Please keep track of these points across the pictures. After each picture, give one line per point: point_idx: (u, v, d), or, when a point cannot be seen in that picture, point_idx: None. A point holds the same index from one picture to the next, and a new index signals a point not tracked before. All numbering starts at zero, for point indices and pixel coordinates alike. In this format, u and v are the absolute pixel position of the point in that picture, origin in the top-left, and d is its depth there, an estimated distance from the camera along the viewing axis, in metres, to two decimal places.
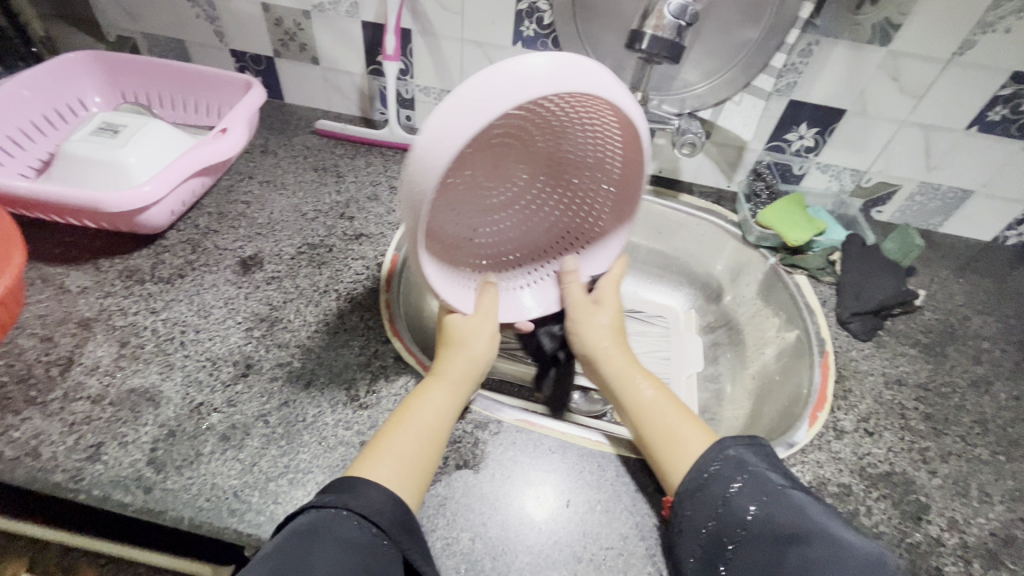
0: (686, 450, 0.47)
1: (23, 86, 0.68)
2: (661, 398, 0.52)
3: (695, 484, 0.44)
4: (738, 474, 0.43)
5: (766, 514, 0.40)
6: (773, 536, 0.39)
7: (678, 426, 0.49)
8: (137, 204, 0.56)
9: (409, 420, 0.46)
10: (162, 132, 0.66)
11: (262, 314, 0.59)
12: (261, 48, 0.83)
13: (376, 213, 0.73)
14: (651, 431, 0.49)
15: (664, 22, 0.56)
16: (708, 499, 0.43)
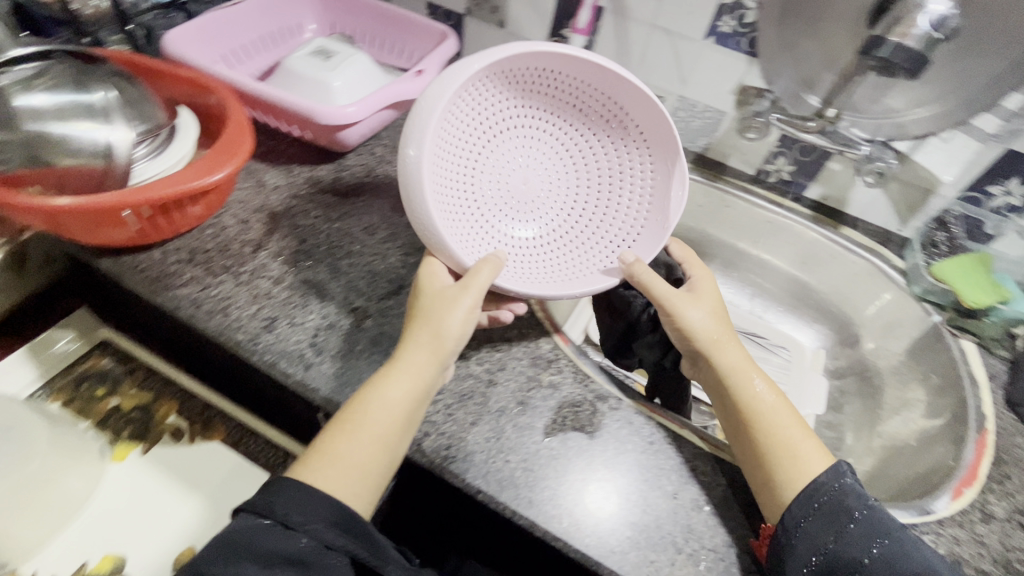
0: (807, 469, 0.44)
1: (261, 4, 0.77)
2: (774, 408, 0.47)
3: (814, 505, 0.42)
4: (857, 506, 0.42)
5: (883, 553, 0.40)
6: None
7: (799, 443, 0.45)
8: (343, 120, 0.62)
9: (365, 412, 0.45)
10: (366, 64, 0.72)
11: (418, 245, 0.63)
12: (456, 6, 0.88)
13: None
14: (765, 447, 0.45)
15: (912, 32, 0.52)
16: (824, 530, 0.41)
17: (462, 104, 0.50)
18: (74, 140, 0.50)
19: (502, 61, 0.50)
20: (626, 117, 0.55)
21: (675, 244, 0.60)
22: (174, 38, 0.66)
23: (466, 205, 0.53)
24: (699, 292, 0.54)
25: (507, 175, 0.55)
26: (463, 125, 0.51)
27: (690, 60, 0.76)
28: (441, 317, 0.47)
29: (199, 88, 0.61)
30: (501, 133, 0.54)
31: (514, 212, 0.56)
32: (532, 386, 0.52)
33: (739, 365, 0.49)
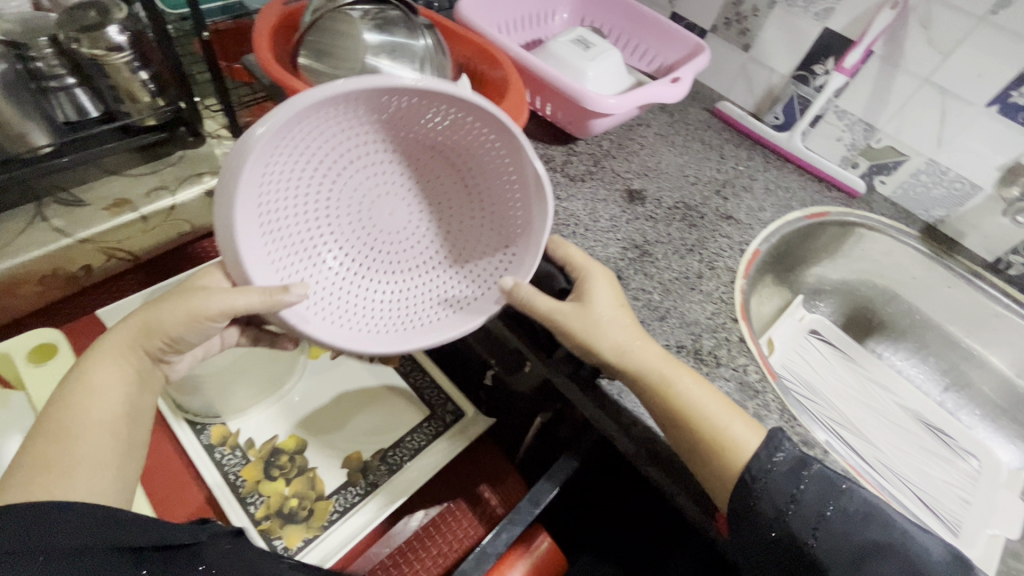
0: (738, 456, 0.43)
1: None
2: (689, 399, 0.46)
3: (757, 479, 0.42)
4: (799, 468, 0.41)
5: (830, 507, 0.39)
6: (851, 522, 0.38)
7: (725, 429, 0.45)
8: (616, 110, 0.65)
9: (66, 409, 0.39)
10: (619, 61, 0.75)
11: (636, 242, 0.64)
12: (702, 20, 0.89)
13: (748, 204, 0.73)
14: (698, 444, 0.45)
15: None
16: (772, 498, 0.41)
17: (328, 117, 0.42)
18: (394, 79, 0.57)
19: (381, 101, 0.42)
20: (488, 167, 0.50)
21: (555, 244, 0.55)
22: (467, 4, 0.72)
23: (291, 227, 0.45)
24: (591, 296, 0.50)
25: (356, 208, 0.50)
26: (301, 159, 0.43)
27: (958, 124, 0.70)
28: (149, 311, 0.43)
29: (484, 54, 0.65)
30: (349, 161, 0.47)
31: (341, 236, 0.50)
32: None
33: (645, 366, 0.48)
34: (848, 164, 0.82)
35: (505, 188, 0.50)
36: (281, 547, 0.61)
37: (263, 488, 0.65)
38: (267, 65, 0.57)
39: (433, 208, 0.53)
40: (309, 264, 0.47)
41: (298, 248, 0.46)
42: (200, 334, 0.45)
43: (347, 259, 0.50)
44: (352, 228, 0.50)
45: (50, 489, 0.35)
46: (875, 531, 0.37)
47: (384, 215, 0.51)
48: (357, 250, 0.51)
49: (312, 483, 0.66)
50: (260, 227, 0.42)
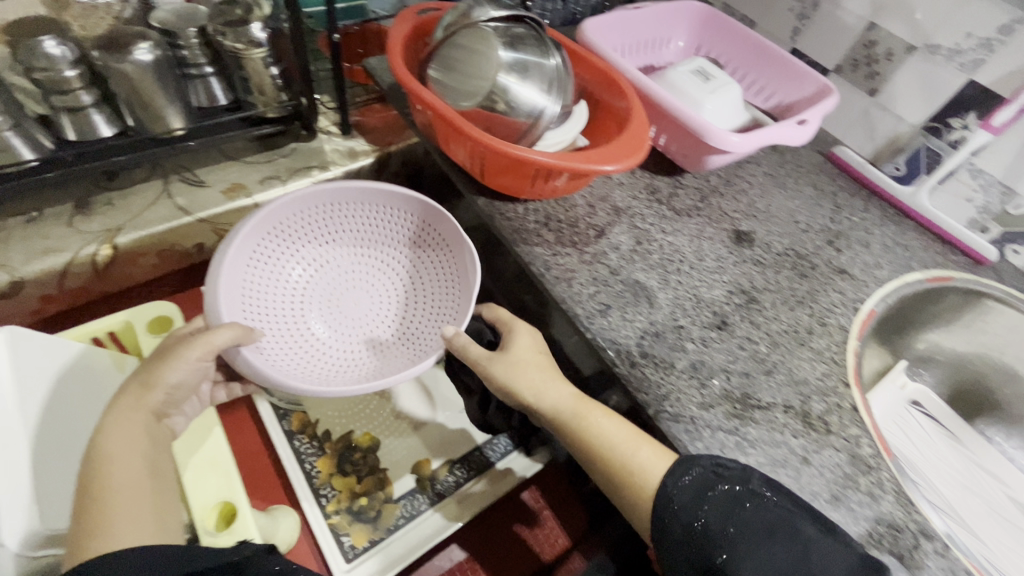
0: (642, 477, 0.47)
1: (656, 11, 0.80)
2: (599, 435, 0.50)
3: (665, 502, 0.45)
4: (706, 490, 0.44)
5: (734, 523, 0.42)
6: (758, 534, 0.41)
7: (631, 456, 0.48)
8: (734, 151, 0.62)
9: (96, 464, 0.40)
10: (737, 97, 0.72)
11: (743, 287, 0.61)
12: (826, 59, 0.85)
13: (863, 260, 0.69)
14: (614, 477, 0.48)
15: None
16: (680, 513, 0.44)
17: (362, 228, 0.69)
18: (521, 99, 0.57)
19: (345, 203, 0.66)
20: (433, 275, 0.69)
21: (490, 308, 0.64)
22: (590, 27, 0.71)
23: (264, 300, 0.63)
24: (510, 343, 0.58)
25: (326, 297, 0.69)
26: (303, 245, 0.67)
27: None
28: (157, 368, 0.45)
29: (604, 78, 0.64)
30: (331, 263, 0.70)
31: (308, 313, 0.67)
32: (848, 485, 0.48)
33: (555, 406, 0.53)
34: (976, 228, 0.75)
35: (440, 267, 0.68)
36: (348, 545, 0.62)
37: (335, 482, 0.66)
38: (400, 75, 0.58)
39: (382, 302, 0.70)
40: (261, 328, 0.61)
41: (263, 317, 0.63)
42: (190, 384, 0.48)
43: (297, 325, 0.66)
44: (308, 306, 0.67)
45: (91, 548, 0.36)
46: (780, 548, 0.40)
47: (342, 301, 0.69)
48: (313, 322, 0.67)
49: (382, 484, 0.67)
50: (237, 278, 0.60)
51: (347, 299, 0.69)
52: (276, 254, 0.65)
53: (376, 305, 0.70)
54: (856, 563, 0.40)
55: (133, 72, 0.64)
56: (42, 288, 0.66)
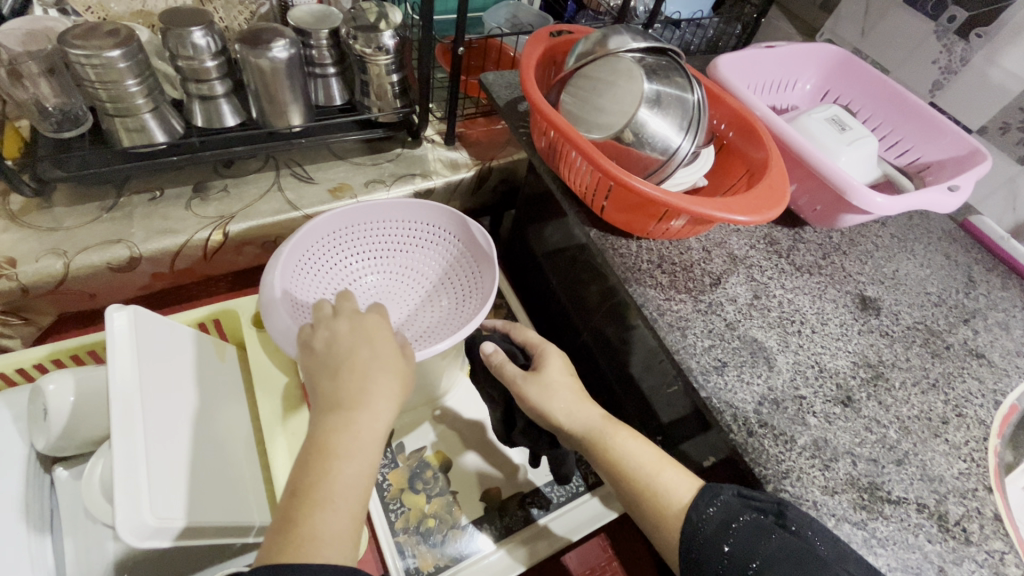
0: (665, 500, 0.45)
1: (789, 52, 0.76)
2: (630, 456, 0.48)
3: (689, 529, 0.43)
4: (730, 521, 0.42)
5: (762, 554, 0.39)
6: (785, 567, 0.38)
7: (655, 477, 0.47)
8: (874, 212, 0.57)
9: (343, 451, 0.40)
10: (874, 150, 0.67)
11: (870, 360, 0.56)
12: (970, 119, 0.78)
13: (1004, 346, 0.62)
14: (638, 497, 0.46)
15: None
16: (705, 545, 0.41)
17: (437, 257, 0.70)
18: (655, 133, 0.55)
19: (431, 224, 0.68)
20: (468, 312, 0.63)
21: (513, 333, 0.62)
22: (724, 64, 0.68)
23: (314, 276, 0.64)
24: (542, 365, 0.56)
25: (373, 297, 0.68)
26: (380, 245, 0.69)
27: None
28: (390, 377, 0.44)
29: (740, 121, 0.61)
30: (367, 281, 0.68)
31: (347, 298, 0.66)
32: None
33: (583, 430, 0.51)
34: None
35: (471, 270, 0.67)
36: (413, 567, 0.61)
37: (405, 498, 0.66)
38: (535, 99, 0.57)
39: (408, 323, 0.66)
40: (297, 290, 0.61)
41: (305, 285, 0.62)
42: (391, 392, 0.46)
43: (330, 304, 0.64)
44: (347, 298, 0.66)
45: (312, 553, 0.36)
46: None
47: (378, 307, 0.67)
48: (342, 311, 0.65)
49: (451, 507, 0.66)
50: (314, 242, 0.63)
51: (384, 309, 0.67)
52: (356, 242, 0.68)
53: (402, 323, 0.66)
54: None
55: (268, 67, 0.65)
56: (156, 265, 0.68)
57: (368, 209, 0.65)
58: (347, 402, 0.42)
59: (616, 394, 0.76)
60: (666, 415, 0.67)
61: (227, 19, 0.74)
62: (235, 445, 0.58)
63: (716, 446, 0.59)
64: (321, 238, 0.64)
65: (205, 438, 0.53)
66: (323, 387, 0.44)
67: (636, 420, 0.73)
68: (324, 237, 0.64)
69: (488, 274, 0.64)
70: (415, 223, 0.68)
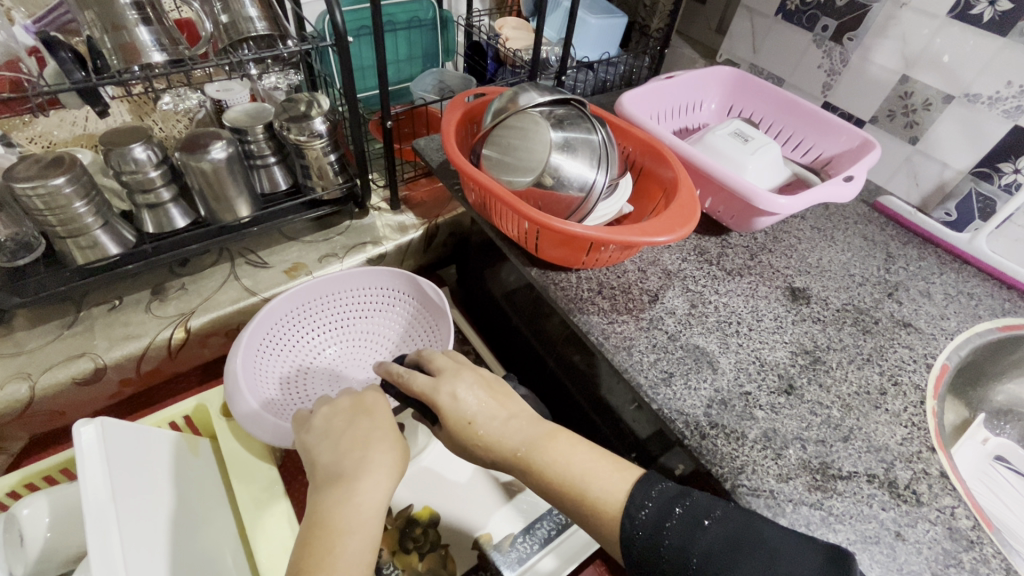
0: (603, 504, 0.46)
1: (687, 80, 0.83)
2: (560, 465, 0.48)
3: (628, 535, 0.44)
4: (663, 519, 0.44)
5: (698, 550, 0.42)
6: (722, 552, 0.41)
7: (589, 487, 0.47)
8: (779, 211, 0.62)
9: (343, 525, 0.42)
10: (776, 155, 0.73)
11: (806, 347, 0.60)
12: (861, 111, 0.86)
13: (928, 311, 0.67)
14: (576, 511, 0.47)
15: None
16: (645, 548, 0.43)
17: (394, 316, 0.73)
18: (570, 173, 0.60)
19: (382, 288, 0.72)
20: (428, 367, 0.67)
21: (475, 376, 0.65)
22: (627, 99, 0.74)
23: (276, 356, 0.67)
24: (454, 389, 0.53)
25: (336, 365, 0.71)
26: (338, 314, 0.72)
27: None
28: (380, 445, 0.48)
29: (649, 149, 0.67)
30: (327, 354, 0.71)
31: (311, 372, 0.69)
32: (951, 563, 0.45)
33: (519, 449, 0.50)
34: None
35: (428, 325, 0.70)
36: None
37: (398, 560, 0.66)
38: (456, 159, 0.61)
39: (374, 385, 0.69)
40: (260, 374, 0.64)
41: (268, 367, 0.65)
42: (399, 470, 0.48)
43: (294, 380, 0.67)
44: (310, 372, 0.69)
45: None
46: (747, 561, 0.40)
47: (342, 374, 0.70)
48: (307, 385, 0.68)
49: (444, 562, 0.66)
50: (271, 323, 0.66)
51: (348, 376, 0.70)
52: (314, 315, 0.70)
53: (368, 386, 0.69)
54: (825, 560, 0.40)
55: (209, 169, 0.69)
56: (122, 372, 0.69)
57: (320, 285, 0.68)
58: (348, 473, 0.46)
59: (590, 419, 0.78)
60: (637, 430, 0.69)
61: (167, 129, 0.79)
62: (217, 542, 0.59)
63: (684, 455, 0.62)
64: (272, 327, 0.66)
65: (183, 539, 0.54)
66: (324, 461, 0.48)
67: (613, 441, 0.75)
68: (282, 316, 0.67)
69: (442, 327, 0.67)
70: (369, 288, 0.72)
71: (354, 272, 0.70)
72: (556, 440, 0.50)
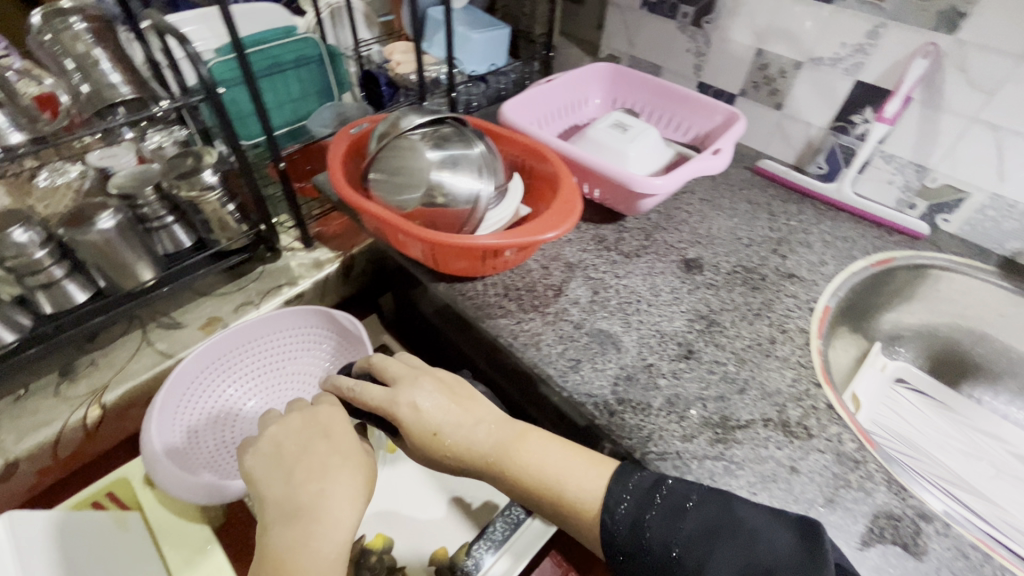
0: (576, 500, 0.48)
1: (567, 80, 0.87)
2: (534, 466, 0.50)
3: (608, 533, 0.46)
4: (642, 514, 0.45)
5: (679, 542, 0.43)
6: (701, 540, 0.42)
7: (563, 485, 0.49)
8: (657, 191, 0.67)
9: (302, 570, 0.43)
10: (655, 139, 0.78)
11: (701, 312, 0.65)
12: (730, 86, 0.93)
13: (809, 260, 0.73)
14: (553, 510, 0.49)
15: None
16: (625, 541, 0.45)
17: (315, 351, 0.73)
18: (454, 188, 0.62)
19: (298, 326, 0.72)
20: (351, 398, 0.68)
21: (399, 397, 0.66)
22: (509, 107, 0.78)
23: (197, 410, 0.66)
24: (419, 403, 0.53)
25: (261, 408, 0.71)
26: (257, 358, 0.71)
27: (1017, 157, 0.69)
28: (341, 478, 0.49)
29: (532, 152, 0.70)
30: (251, 404, 0.71)
31: (236, 418, 0.69)
32: (840, 485, 0.49)
33: (490, 454, 0.52)
34: (904, 205, 0.81)
35: (348, 357, 0.71)
36: None
37: None
38: (343, 191, 0.63)
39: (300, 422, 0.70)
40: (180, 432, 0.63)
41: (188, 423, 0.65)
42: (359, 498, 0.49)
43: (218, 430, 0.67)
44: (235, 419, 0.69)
45: None
46: (728, 545, 0.42)
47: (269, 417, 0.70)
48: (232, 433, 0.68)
49: None
50: (187, 379, 0.65)
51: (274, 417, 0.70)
52: (233, 363, 0.70)
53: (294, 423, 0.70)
54: (797, 536, 0.41)
55: (100, 240, 0.68)
56: (37, 462, 0.67)
57: (234, 333, 0.68)
58: (306, 507, 0.47)
59: (529, 416, 0.81)
60: (569, 419, 0.72)
61: None
62: None
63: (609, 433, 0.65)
64: (185, 392, 0.65)
65: None
66: (280, 496, 0.48)
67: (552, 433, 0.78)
68: (197, 369, 0.66)
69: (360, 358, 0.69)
70: (285, 328, 0.72)
71: (267, 315, 0.69)
72: (525, 441, 0.52)
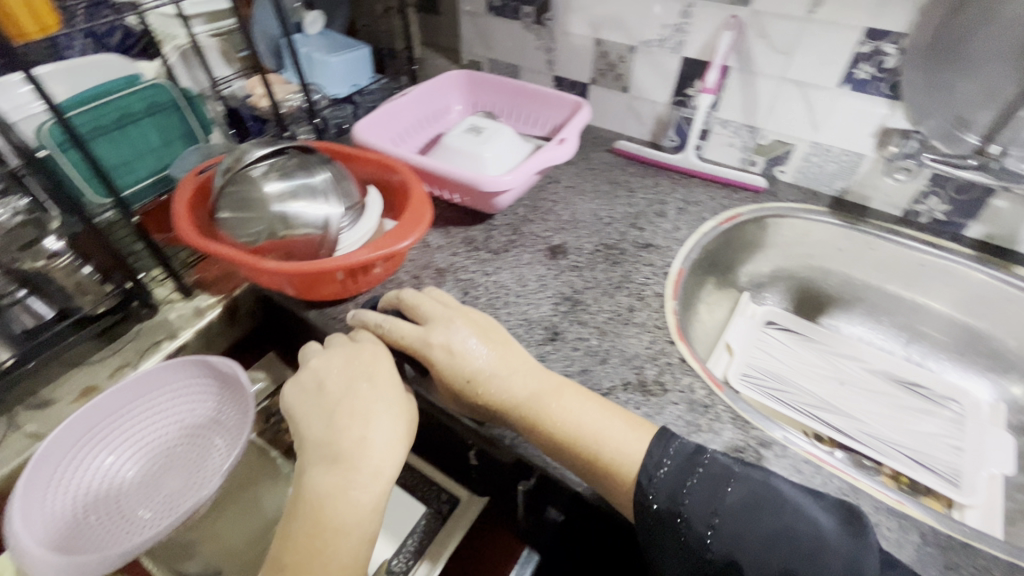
0: (613, 454, 0.46)
1: (422, 92, 0.89)
2: (570, 420, 0.49)
3: (641, 497, 0.42)
4: (683, 481, 0.42)
5: (720, 512, 0.39)
6: (741, 514, 0.38)
7: (603, 440, 0.47)
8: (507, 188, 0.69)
9: (340, 524, 0.43)
10: (509, 138, 0.81)
11: (566, 294, 0.68)
12: (581, 76, 0.98)
13: (664, 229, 0.78)
14: (585, 465, 0.47)
15: None
16: (659, 507, 0.41)
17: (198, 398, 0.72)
18: (299, 216, 0.63)
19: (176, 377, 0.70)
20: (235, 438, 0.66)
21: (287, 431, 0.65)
22: (361, 127, 0.79)
23: (73, 483, 0.63)
24: (458, 349, 0.53)
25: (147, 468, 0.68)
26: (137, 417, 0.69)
27: (824, 108, 0.77)
28: (377, 431, 0.48)
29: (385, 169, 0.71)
30: (136, 470, 0.68)
31: (119, 484, 0.66)
32: (692, 431, 0.54)
33: (532, 398, 0.51)
34: (747, 163, 0.88)
35: (230, 399, 0.70)
36: None
37: None
38: (185, 233, 0.62)
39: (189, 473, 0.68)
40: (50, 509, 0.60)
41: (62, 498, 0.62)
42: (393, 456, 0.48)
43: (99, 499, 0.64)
44: (117, 485, 0.66)
45: None
46: (768, 520, 0.38)
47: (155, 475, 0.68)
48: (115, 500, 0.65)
49: None
50: (56, 452, 0.62)
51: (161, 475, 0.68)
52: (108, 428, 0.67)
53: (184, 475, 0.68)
54: (839, 523, 0.38)
55: None
56: None
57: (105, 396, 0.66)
58: (346, 454, 0.46)
59: None
60: None
61: None
62: None
63: None
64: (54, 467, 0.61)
65: None
66: (322, 438, 0.48)
67: None
68: (67, 440, 0.64)
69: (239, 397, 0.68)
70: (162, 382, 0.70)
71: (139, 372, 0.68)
72: (566, 390, 0.51)
